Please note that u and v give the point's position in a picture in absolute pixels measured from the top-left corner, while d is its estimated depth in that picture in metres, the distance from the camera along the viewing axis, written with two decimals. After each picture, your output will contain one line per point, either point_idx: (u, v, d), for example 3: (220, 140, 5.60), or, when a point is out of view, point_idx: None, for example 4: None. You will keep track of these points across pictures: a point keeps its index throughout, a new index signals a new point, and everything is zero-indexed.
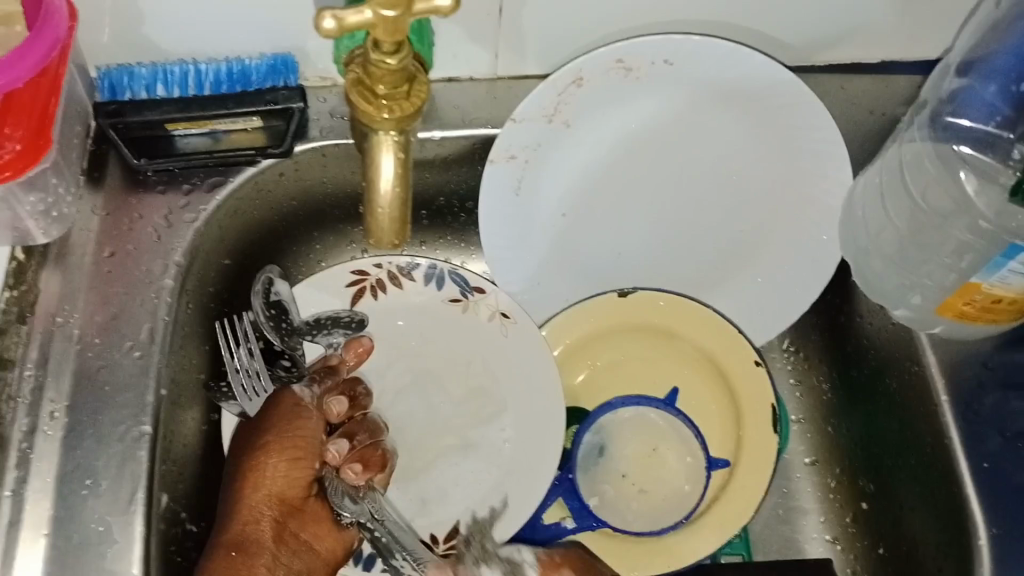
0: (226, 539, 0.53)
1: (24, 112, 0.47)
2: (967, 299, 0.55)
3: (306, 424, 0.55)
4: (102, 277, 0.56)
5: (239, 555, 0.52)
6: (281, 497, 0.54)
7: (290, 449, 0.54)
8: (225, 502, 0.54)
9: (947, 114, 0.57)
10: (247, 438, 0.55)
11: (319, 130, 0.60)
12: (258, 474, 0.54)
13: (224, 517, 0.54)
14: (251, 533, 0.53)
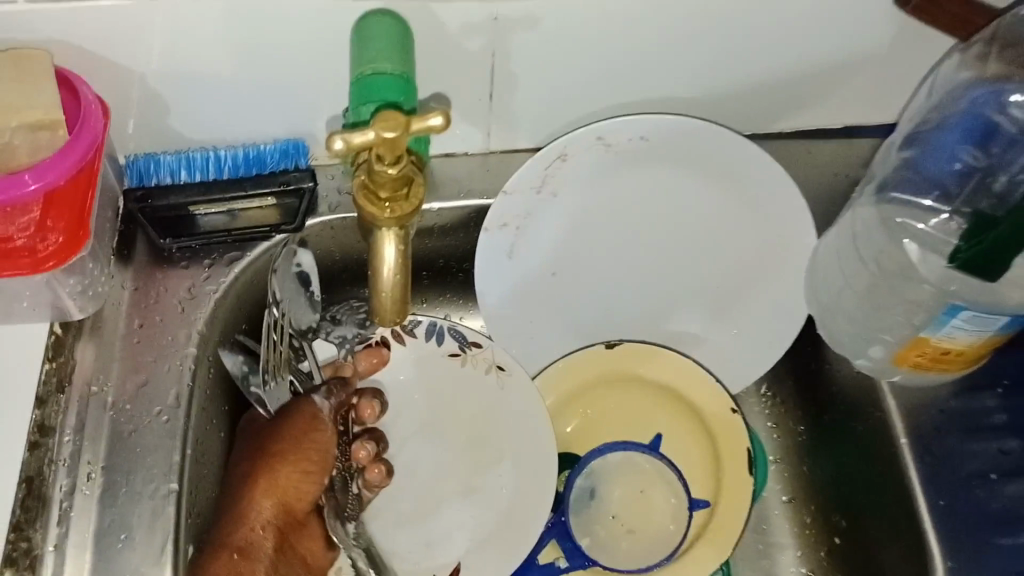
0: (231, 540, 0.58)
1: (65, 207, 0.53)
2: (918, 351, 0.60)
3: (318, 437, 0.62)
4: (133, 346, 0.61)
5: (241, 558, 0.58)
6: (285, 508, 0.60)
7: (302, 463, 0.61)
8: (232, 505, 0.60)
9: (892, 187, 0.63)
10: (264, 446, 0.61)
11: (328, 206, 0.66)
12: (271, 482, 0.60)
13: (229, 520, 0.59)
14: (254, 539, 0.59)
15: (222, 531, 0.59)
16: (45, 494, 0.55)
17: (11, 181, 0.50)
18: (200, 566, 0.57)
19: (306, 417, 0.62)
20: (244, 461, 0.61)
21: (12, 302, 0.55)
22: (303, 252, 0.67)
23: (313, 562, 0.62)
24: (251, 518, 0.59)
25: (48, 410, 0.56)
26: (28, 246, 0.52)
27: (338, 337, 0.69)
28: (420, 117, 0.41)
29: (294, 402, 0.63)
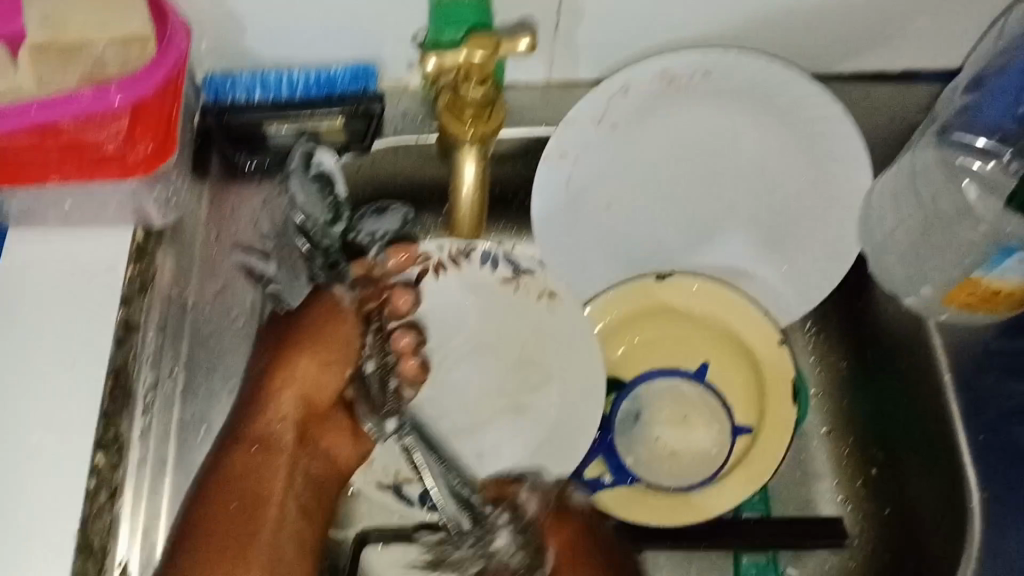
0: (252, 432, 0.63)
1: (151, 120, 0.55)
2: (970, 290, 0.61)
3: (337, 329, 0.66)
4: (211, 256, 0.67)
5: (261, 449, 0.63)
6: (306, 401, 0.65)
7: (321, 355, 0.65)
8: (253, 396, 0.64)
9: (955, 129, 0.64)
10: (284, 339, 0.65)
11: (393, 128, 0.68)
12: (291, 374, 0.64)
13: (251, 411, 0.63)
14: (276, 430, 0.64)
15: (242, 424, 0.63)
16: (130, 387, 0.58)
17: (98, 93, 0.52)
18: (221, 452, 0.62)
19: (324, 310, 0.66)
20: (267, 355, 0.65)
21: (100, 208, 0.59)
22: (320, 150, 0.67)
23: (338, 455, 0.67)
24: (272, 410, 0.64)
25: (132, 309, 0.59)
26: (119, 154, 0.55)
27: (369, 236, 0.70)
28: (507, 39, 0.45)
29: (312, 296, 0.67)
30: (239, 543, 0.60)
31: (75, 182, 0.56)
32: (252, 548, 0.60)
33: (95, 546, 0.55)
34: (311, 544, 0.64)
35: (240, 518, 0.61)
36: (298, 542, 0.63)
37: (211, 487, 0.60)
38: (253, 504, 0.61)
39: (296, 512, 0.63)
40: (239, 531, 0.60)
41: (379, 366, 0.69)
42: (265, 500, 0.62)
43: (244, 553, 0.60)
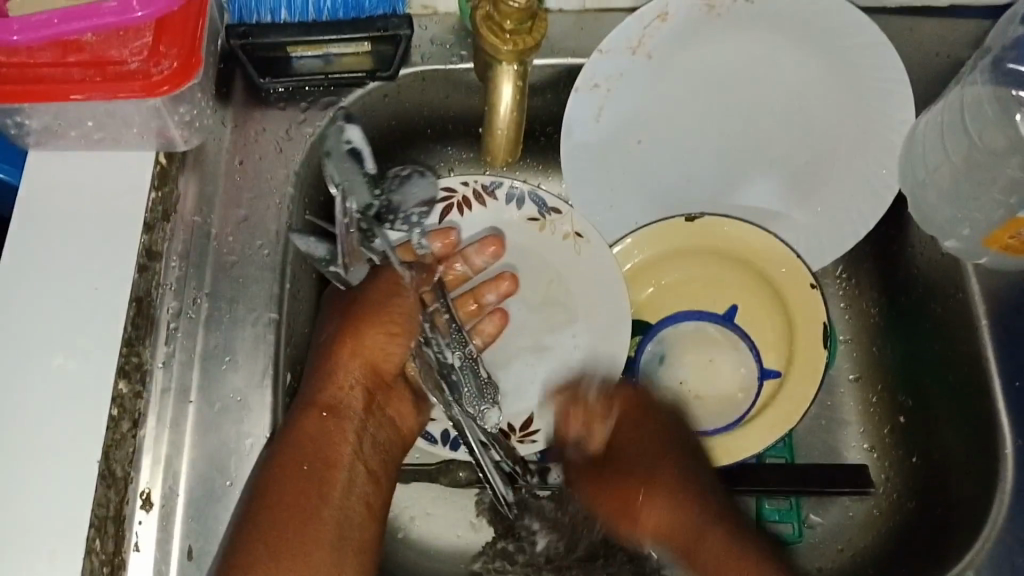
0: (320, 398, 0.57)
1: (176, 32, 0.53)
2: (1011, 233, 0.59)
3: (398, 302, 0.60)
4: (234, 182, 0.63)
5: (329, 417, 0.57)
6: (373, 369, 0.60)
7: (388, 325, 0.59)
8: (319, 363, 0.59)
9: (1009, 61, 0.61)
10: (346, 310, 0.60)
11: (421, 56, 0.66)
12: (359, 345, 0.58)
13: (318, 377, 0.58)
14: (343, 397, 0.58)
15: (311, 389, 0.58)
16: (153, 314, 0.57)
17: (122, 4, 0.52)
18: (290, 421, 0.56)
19: (386, 284, 0.61)
20: (331, 321, 0.60)
21: (122, 128, 0.57)
22: (349, 127, 0.64)
23: (402, 421, 0.62)
24: (339, 377, 0.58)
25: (155, 236, 0.58)
26: (142, 70, 0.53)
27: (406, 221, 0.68)
28: None
29: (373, 274, 0.62)
30: (307, 516, 0.53)
31: (96, 101, 0.54)
32: (316, 517, 0.53)
33: (117, 475, 0.53)
34: (378, 511, 0.57)
35: (311, 485, 0.54)
36: (366, 512, 0.56)
37: (284, 455, 0.54)
38: (321, 476, 0.55)
39: (366, 477, 0.57)
40: (305, 498, 0.54)
41: (463, 358, 0.64)
42: (335, 465, 0.55)
43: (305, 529, 0.52)
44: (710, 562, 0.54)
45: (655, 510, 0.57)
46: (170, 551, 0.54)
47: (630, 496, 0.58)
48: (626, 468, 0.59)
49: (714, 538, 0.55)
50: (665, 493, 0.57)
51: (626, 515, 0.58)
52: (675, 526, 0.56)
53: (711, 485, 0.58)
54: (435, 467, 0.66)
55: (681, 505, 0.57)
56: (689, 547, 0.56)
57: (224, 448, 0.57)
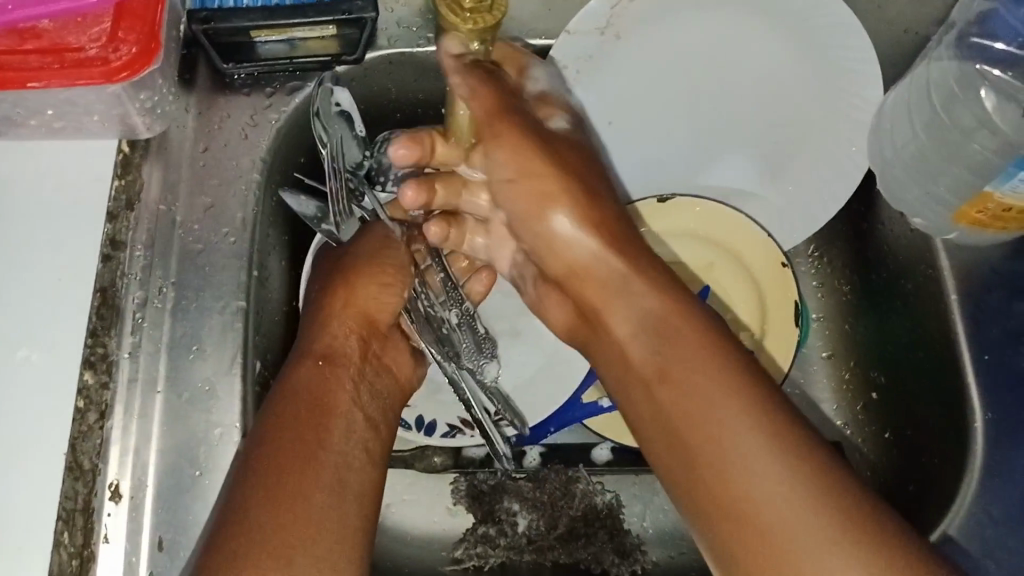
0: (315, 347, 0.56)
1: (136, 18, 0.52)
2: (980, 208, 0.59)
3: (393, 253, 0.61)
4: (199, 170, 0.62)
5: (326, 364, 0.56)
6: (368, 320, 0.60)
7: (380, 275, 0.60)
8: (315, 317, 0.59)
9: (974, 35, 0.61)
10: (336, 268, 0.60)
11: (387, 39, 0.66)
12: (352, 291, 0.59)
13: (314, 331, 0.58)
14: (338, 346, 0.58)
15: (306, 341, 0.57)
16: (117, 305, 0.56)
17: None
18: (284, 372, 0.55)
19: (377, 240, 0.61)
20: (321, 278, 0.61)
21: (83, 116, 0.56)
22: (338, 90, 0.60)
23: (401, 374, 0.61)
24: (332, 327, 0.58)
25: (118, 225, 0.58)
26: (102, 56, 0.52)
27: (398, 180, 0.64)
28: None
29: (363, 232, 0.61)
30: (307, 455, 0.50)
31: (56, 89, 0.53)
32: (315, 459, 0.50)
33: (84, 468, 0.52)
34: (378, 457, 0.54)
35: (309, 426, 0.52)
36: (365, 455, 0.53)
37: (279, 397, 0.53)
38: (317, 415, 0.53)
39: (364, 423, 0.55)
40: (306, 437, 0.51)
41: (461, 315, 0.65)
42: (329, 410, 0.53)
43: (304, 461, 0.50)
44: (641, 300, 0.53)
45: (581, 251, 0.56)
46: (141, 541, 0.53)
47: (541, 200, 0.56)
48: (557, 161, 0.55)
49: (641, 281, 0.54)
50: (566, 187, 0.55)
51: (567, 256, 0.57)
52: (596, 226, 0.55)
53: (625, 226, 0.56)
54: (411, 452, 0.66)
55: (600, 223, 0.55)
56: (619, 288, 0.54)
57: (192, 438, 0.56)
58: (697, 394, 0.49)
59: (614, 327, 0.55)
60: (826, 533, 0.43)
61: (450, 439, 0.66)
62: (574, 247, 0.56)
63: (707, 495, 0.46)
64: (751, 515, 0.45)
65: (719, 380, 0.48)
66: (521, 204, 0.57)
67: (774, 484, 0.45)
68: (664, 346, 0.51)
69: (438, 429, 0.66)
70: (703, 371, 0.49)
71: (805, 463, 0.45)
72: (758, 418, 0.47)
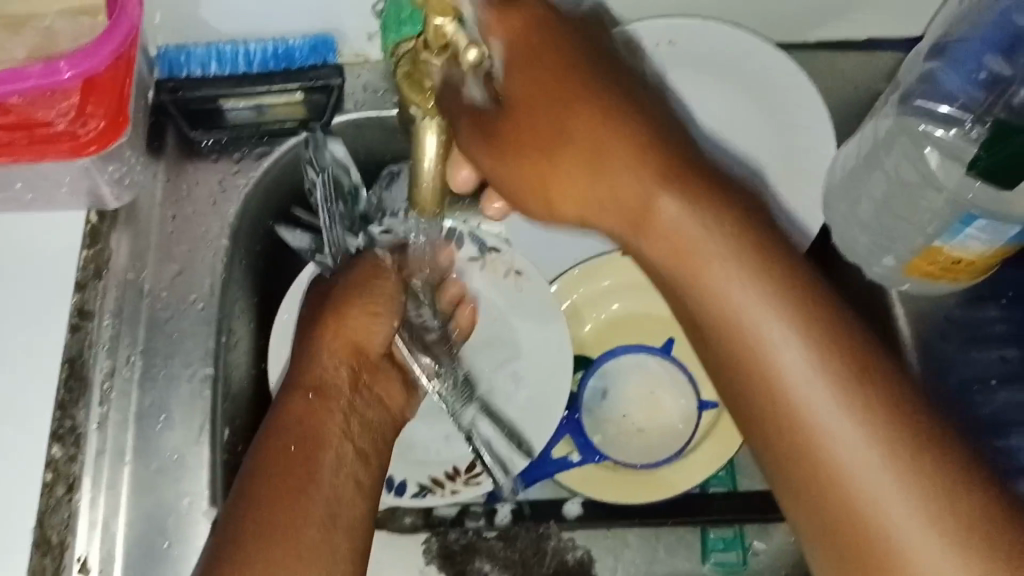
0: (307, 379, 0.57)
1: (104, 93, 0.53)
2: (931, 261, 0.61)
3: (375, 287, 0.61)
4: (169, 237, 0.62)
5: (315, 398, 0.56)
6: (358, 350, 0.60)
7: (369, 304, 0.60)
8: (306, 346, 0.59)
9: (917, 97, 0.63)
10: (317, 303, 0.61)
11: (355, 103, 0.66)
12: (340, 328, 0.59)
13: (302, 363, 0.58)
14: (329, 376, 0.57)
15: (296, 373, 0.57)
16: (86, 375, 0.56)
17: (48, 69, 0.50)
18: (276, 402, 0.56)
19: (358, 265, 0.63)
20: (309, 310, 0.61)
21: (53, 188, 0.57)
22: (332, 142, 0.64)
23: (393, 405, 0.61)
24: (323, 358, 0.58)
25: (87, 295, 0.58)
26: (70, 131, 0.53)
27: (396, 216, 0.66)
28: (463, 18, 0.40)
29: (357, 261, 0.63)
30: (294, 499, 0.51)
31: (24, 164, 0.53)
32: (303, 496, 0.51)
33: (53, 543, 0.52)
34: (370, 489, 0.54)
35: (298, 463, 0.52)
36: (355, 490, 0.53)
37: (268, 439, 0.53)
38: (303, 453, 0.52)
39: (355, 454, 0.55)
40: (295, 474, 0.51)
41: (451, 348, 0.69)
42: (316, 444, 0.53)
43: (294, 500, 0.50)
44: (690, 216, 0.41)
45: (588, 200, 0.44)
46: None
47: (514, 175, 0.44)
48: (581, 100, 0.42)
49: (684, 205, 0.41)
50: (586, 116, 0.42)
51: (556, 202, 0.45)
52: (635, 162, 0.42)
53: (595, 95, 0.42)
54: (382, 513, 0.67)
55: (622, 155, 0.42)
56: (680, 230, 0.42)
57: (162, 508, 0.56)
58: (774, 370, 0.40)
59: (693, 296, 0.42)
60: (923, 521, 0.38)
61: (420, 499, 0.66)
62: (604, 209, 0.44)
63: (789, 456, 0.40)
64: (867, 527, 0.39)
65: (792, 353, 0.40)
66: (518, 169, 0.44)
67: (907, 515, 0.38)
68: (703, 300, 0.42)
69: (408, 490, 0.66)
70: (791, 340, 0.40)
71: (919, 448, 0.39)
72: (851, 406, 0.39)
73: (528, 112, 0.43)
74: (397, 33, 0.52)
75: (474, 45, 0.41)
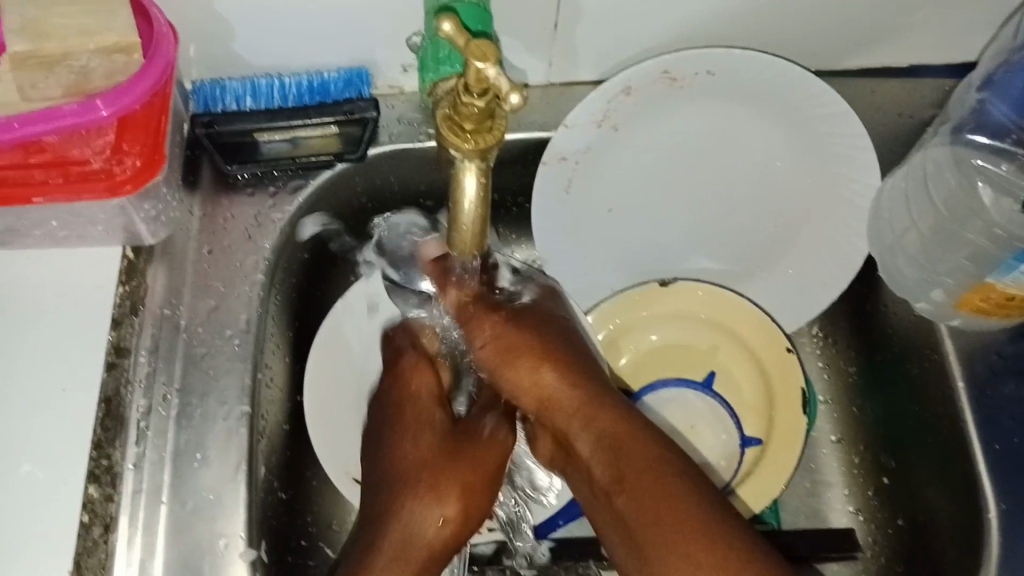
0: (402, 509, 0.56)
1: (139, 129, 0.53)
2: (983, 296, 0.60)
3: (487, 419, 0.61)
4: (202, 273, 0.62)
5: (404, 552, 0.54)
6: (461, 506, 0.57)
7: (477, 469, 0.58)
8: (401, 472, 0.57)
9: (968, 131, 0.63)
10: (403, 415, 0.60)
11: (389, 136, 0.65)
12: (443, 489, 0.57)
13: (401, 496, 0.56)
14: (426, 523, 0.56)
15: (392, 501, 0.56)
16: (122, 414, 0.56)
17: (84, 106, 0.50)
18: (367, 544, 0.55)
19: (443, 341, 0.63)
20: (399, 448, 0.59)
21: (87, 226, 0.57)
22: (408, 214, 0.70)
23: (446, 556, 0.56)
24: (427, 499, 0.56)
25: (123, 331, 0.57)
26: (106, 169, 0.53)
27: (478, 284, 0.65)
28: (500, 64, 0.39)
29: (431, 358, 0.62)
30: None
31: (60, 202, 0.53)
32: None
33: None
34: None
35: None
36: None
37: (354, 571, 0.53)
38: None
39: None
40: None
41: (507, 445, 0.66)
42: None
43: None
44: (597, 437, 0.55)
45: (536, 390, 0.57)
46: None
47: (509, 361, 0.57)
48: (529, 331, 0.58)
49: (606, 404, 0.56)
50: (530, 344, 0.57)
51: (522, 396, 0.58)
52: (570, 407, 0.56)
53: (546, 322, 0.59)
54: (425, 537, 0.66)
55: (577, 370, 0.57)
56: (582, 412, 0.56)
57: (197, 548, 0.55)
58: (682, 524, 0.50)
59: (589, 454, 0.55)
60: None
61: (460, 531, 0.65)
62: (536, 398, 0.57)
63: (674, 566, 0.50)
64: None
65: (692, 500, 0.51)
66: (495, 368, 0.58)
67: None
68: (624, 453, 0.54)
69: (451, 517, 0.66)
70: (681, 479, 0.52)
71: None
72: (716, 528, 0.50)
73: (511, 332, 0.58)
74: (436, 73, 0.52)
75: (511, 89, 0.39)
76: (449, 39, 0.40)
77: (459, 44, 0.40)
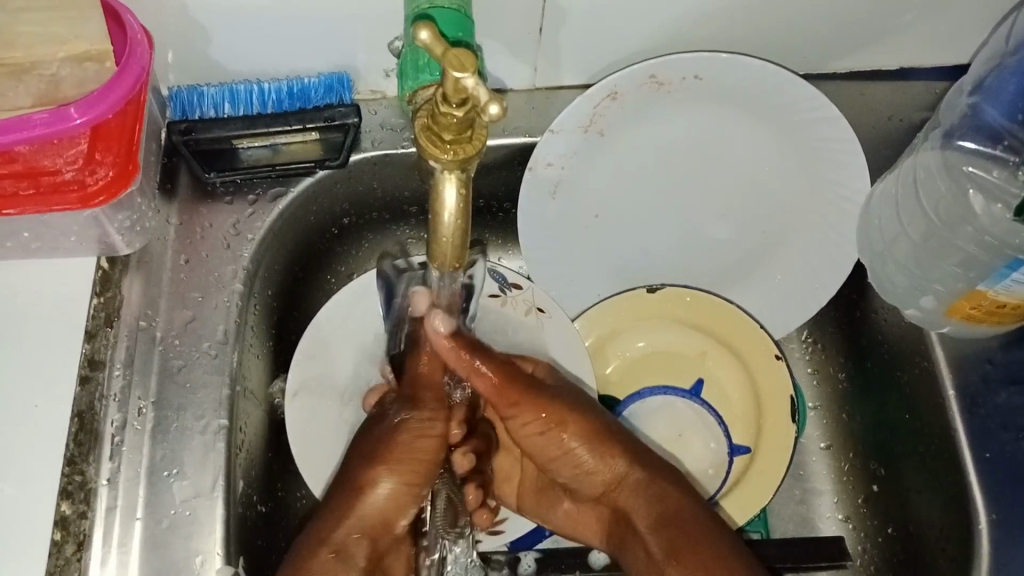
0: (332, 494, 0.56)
1: (112, 139, 0.52)
2: (974, 303, 0.59)
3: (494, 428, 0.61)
4: (180, 282, 0.61)
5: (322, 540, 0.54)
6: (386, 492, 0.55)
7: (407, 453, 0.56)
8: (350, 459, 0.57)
9: (957, 136, 0.62)
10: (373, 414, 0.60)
11: (371, 141, 0.64)
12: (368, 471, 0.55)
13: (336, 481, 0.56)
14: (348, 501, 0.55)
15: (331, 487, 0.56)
16: (96, 429, 0.55)
17: (55, 115, 0.49)
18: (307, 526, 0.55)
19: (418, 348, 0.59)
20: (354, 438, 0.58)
21: (60, 237, 0.56)
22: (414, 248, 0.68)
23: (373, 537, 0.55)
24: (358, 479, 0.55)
25: (97, 344, 0.56)
26: (78, 180, 0.51)
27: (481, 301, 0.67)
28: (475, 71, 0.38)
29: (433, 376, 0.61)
30: None
31: (31, 214, 0.52)
32: None
33: None
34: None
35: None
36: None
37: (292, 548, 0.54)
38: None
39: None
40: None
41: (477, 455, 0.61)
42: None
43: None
44: (654, 513, 0.60)
45: (591, 466, 0.61)
46: None
47: (565, 443, 0.60)
48: (584, 410, 0.60)
49: (664, 483, 0.61)
50: (587, 435, 0.60)
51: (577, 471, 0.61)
52: (629, 483, 0.61)
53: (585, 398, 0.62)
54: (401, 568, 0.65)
55: (626, 444, 0.61)
56: (642, 491, 0.61)
57: (172, 565, 0.54)
58: None
59: (648, 530, 0.60)
60: None
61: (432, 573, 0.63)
62: (594, 473, 0.61)
63: None
64: None
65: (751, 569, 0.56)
66: (553, 447, 0.61)
67: None
68: (681, 529, 0.59)
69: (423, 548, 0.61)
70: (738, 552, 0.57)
71: None
72: None
73: (569, 419, 0.60)
74: (415, 79, 0.51)
75: (491, 100, 0.38)
76: (426, 47, 0.39)
77: (437, 53, 0.39)
